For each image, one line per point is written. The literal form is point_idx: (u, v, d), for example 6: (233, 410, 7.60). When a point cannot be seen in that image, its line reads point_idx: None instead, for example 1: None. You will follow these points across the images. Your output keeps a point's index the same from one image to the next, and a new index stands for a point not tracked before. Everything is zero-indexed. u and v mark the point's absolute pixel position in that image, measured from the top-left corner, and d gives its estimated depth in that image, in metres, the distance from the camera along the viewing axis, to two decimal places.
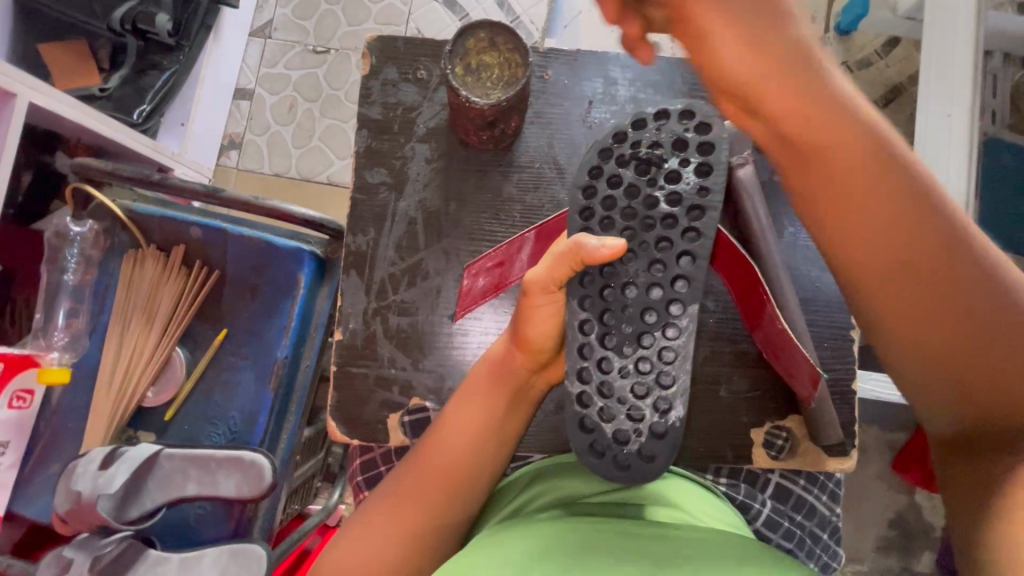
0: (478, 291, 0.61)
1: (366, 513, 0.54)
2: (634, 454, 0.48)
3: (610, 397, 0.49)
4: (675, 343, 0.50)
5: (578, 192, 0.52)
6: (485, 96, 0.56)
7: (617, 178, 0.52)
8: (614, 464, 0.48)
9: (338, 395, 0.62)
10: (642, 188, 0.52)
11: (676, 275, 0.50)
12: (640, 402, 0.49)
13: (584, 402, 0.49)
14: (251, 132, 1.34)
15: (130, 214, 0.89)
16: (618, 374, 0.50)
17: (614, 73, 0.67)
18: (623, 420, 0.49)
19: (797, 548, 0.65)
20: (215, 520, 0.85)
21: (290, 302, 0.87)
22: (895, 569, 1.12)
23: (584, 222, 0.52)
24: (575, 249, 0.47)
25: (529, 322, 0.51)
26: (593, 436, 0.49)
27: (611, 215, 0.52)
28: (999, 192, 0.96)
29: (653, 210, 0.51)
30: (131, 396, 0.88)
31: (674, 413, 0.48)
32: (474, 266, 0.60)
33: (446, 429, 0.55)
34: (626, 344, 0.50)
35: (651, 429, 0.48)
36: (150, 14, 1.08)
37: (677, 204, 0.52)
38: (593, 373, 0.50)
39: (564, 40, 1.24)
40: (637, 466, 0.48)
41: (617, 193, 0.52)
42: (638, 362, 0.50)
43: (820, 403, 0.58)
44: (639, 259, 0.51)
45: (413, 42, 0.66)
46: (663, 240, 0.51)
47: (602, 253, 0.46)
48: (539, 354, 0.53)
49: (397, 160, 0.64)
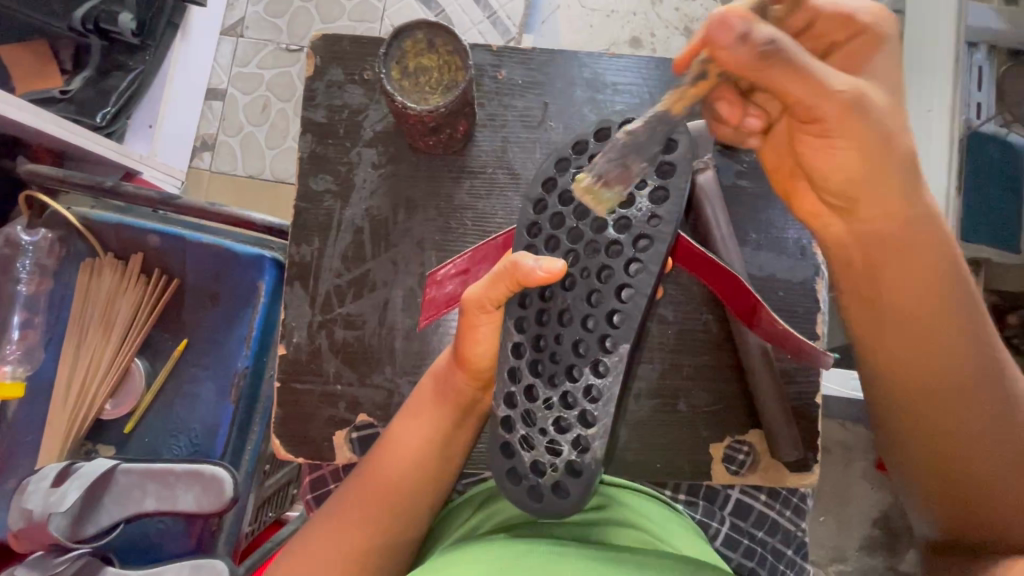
0: (443, 298, 0.58)
1: (311, 533, 0.53)
2: (549, 487, 0.45)
3: (532, 426, 0.47)
4: (603, 383, 0.46)
5: (529, 205, 0.50)
6: (421, 101, 0.55)
7: (569, 194, 0.49)
8: (529, 493, 0.46)
9: (282, 411, 0.63)
10: (591, 209, 0.48)
11: (614, 308, 0.46)
12: (561, 437, 0.46)
13: (507, 426, 0.47)
14: (223, 133, 1.30)
15: (86, 221, 0.86)
16: (544, 405, 0.47)
17: (573, 72, 0.65)
18: (543, 451, 0.46)
19: (758, 565, 0.65)
20: (177, 535, 0.83)
21: (251, 311, 0.83)
22: (880, 568, 1.11)
23: (531, 239, 0.49)
24: (513, 268, 0.45)
25: (468, 339, 0.51)
26: (512, 462, 0.47)
27: (557, 234, 0.49)
28: (985, 188, 0.93)
29: (600, 234, 0.47)
30: (88, 410, 0.85)
31: (592, 454, 0.45)
32: (439, 273, 0.57)
33: (393, 448, 0.54)
34: (555, 375, 0.47)
35: (568, 467, 0.46)
36: (112, 13, 1.02)
37: (625, 230, 0.47)
38: (520, 400, 0.47)
39: (542, 36, 1.21)
40: (551, 500, 0.45)
41: (568, 210, 0.49)
42: (564, 396, 0.47)
43: (776, 416, 0.60)
44: (579, 286, 0.47)
45: (358, 43, 0.66)
46: (606, 269, 0.47)
47: (537, 275, 0.44)
48: (479, 373, 0.53)
49: (342, 165, 0.65)
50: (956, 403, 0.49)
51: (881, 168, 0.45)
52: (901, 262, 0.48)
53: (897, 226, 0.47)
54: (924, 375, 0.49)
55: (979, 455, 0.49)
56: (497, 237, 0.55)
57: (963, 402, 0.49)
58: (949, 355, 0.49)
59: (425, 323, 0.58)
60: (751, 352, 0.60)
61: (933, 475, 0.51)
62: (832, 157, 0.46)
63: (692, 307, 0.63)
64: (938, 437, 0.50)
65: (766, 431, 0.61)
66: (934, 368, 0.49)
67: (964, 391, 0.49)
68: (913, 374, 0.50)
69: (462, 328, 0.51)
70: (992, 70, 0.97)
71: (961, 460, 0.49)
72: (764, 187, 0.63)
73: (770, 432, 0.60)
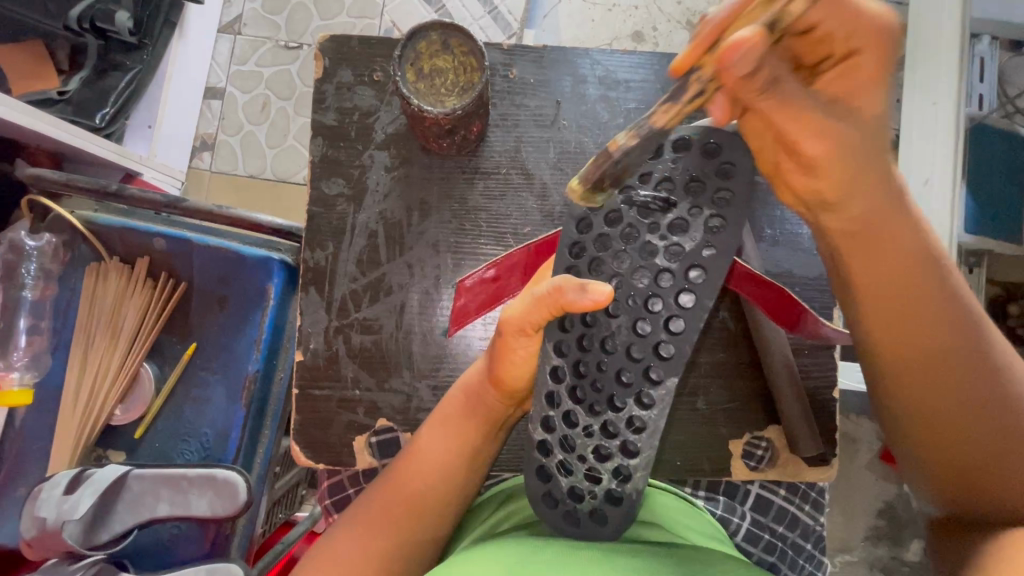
0: (474, 307, 0.59)
1: (334, 536, 0.53)
2: (587, 513, 0.48)
3: (571, 452, 0.51)
4: (647, 414, 0.50)
5: (573, 223, 0.52)
6: (438, 104, 0.55)
7: (617, 215, 0.52)
8: (565, 517, 0.48)
9: (300, 417, 0.63)
10: (642, 233, 0.51)
11: (662, 339, 0.51)
12: (601, 464, 0.50)
13: (544, 451, 0.50)
14: (223, 133, 1.27)
15: (90, 226, 0.85)
16: (583, 432, 0.51)
17: (585, 70, 0.64)
18: (580, 478, 0.50)
19: (779, 561, 0.66)
20: (191, 539, 0.82)
21: (261, 313, 0.82)
22: (885, 558, 1.11)
23: (573, 258, 0.51)
24: (558, 296, 0.46)
25: (504, 361, 0.51)
26: (549, 485, 0.49)
27: (601, 255, 0.51)
28: (988, 181, 0.93)
29: (649, 261, 0.52)
30: (98, 416, 0.84)
31: (633, 484, 0.49)
32: (469, 283, 0.58)
33: (420, 462, 0.54)
34: (597, 404, 0.51)
35: (606, 494, 0.49)
36: (109, 12, 1.01)
37: (677, 259, 0.51)
38: (558, 423, 0.51)
39: (544, 31, 1.19)
40: (587, 525, 0.48)
41: (614, 231, 0.52)
42: (605, 425, 0.51)
43: (808, 420, 0.60)
44: (625, 314, 0.52)
45: (367, 42, 0.65)
46: (653, 299, 0.51)
47: (582, 304, 0.44)
48: (514, 394, 0.54)
49: (354, 168, 0.64)
50: (953, 373, 0.44)
51: (852, 168, 0.41)
52: (862, 245, 0.45)
53: (870, 220, 0.44)
54: (905, 356, 0.45)
55: (995, 434, 0.43)
56: (528, 245, 0.57)
57: (963, 373, 0.44)
58: (936, 338, 0.44)
59: (454, 330, 0.61)
60: (771, 353, 0.60)
61: (935, 453, 0.46)
62: (801, 175, 0.44)
63: (713, 308, 0.62)
64: (930, 414, 0.45)
65: (782, 425, 0.61)
66: (929, 352, 0.44)
67: (955, 357, 0.44)
68: (893, 350, 0.46)
69: (499, 349, 0.51)
70: (996, 62, 0.97)
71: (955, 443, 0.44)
72: (779, 186, 0.64)
73: (790, 434, 0.60)
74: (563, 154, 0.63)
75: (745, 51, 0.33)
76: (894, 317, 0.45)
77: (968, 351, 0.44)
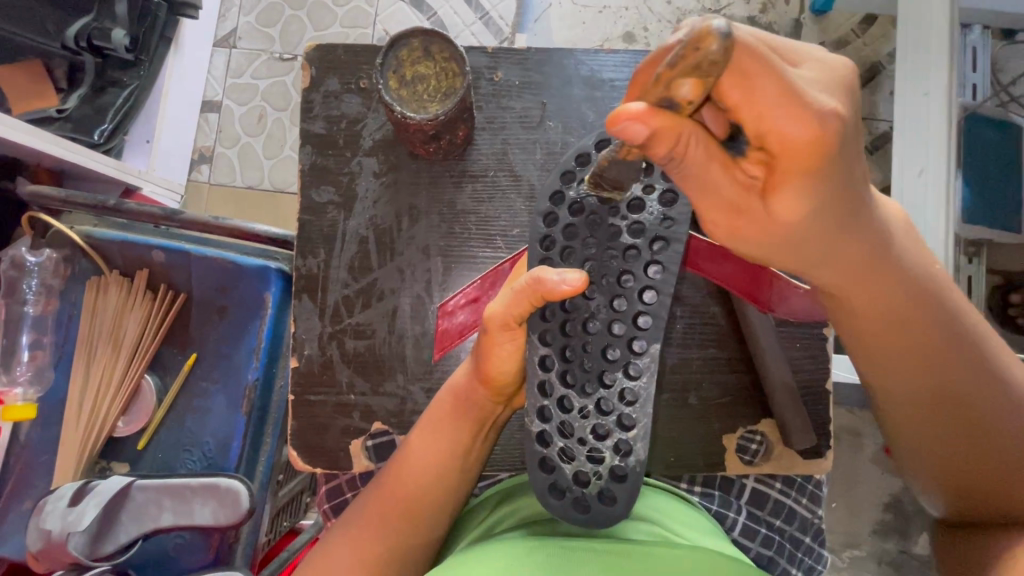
0: (456, 328, 0.62)
1: (330, 540, 0.54)
2: (595, 495, 0.48)
3: (569, 437, 0.50)
4: (637, 385, 0.51)
5: (540, 219, 0.53)
6: (422, 109, 0.56)
7: (580, 205, 0.53)
8: (573, 505, 0.48)
9: (298, 424, 0.64)
10: (605, 218, 0.52)
11: (639, 311, 0.52)
12: (601, 444, 0.50)
13: (543, 441, 0.50)
14: (221, 145, 1.29)
15: (89, 240, 0.86)
16: (578, 415, 0.51)
17: (570, 70, 0.65)
18: (584, 461, 0.49)
19: (777, 554, 0.66)
20: (195, 548, 0.83)
21: (258, 321, 0.83)
22: (893, 552, 1.11)
23: (545, 251, 0.52)
24: (536, 284, 0.47)
25: (491, 357, 0.52)
26: (554, 476, 0.49)
27: (571, 245, 0.52)
28: (987, 170, 0.93)
29: (617, 240, 0.52)
30: (101, 427, 0.85)
31: (635, 456, 0.49)
32: (450, 303, 0.62)
33: (410, 458, 0.55)
34: (587, 385, 0.51)
35: (611, 472, 0.49)
36: (106, 30, 1.01)
37: (640, 235, 0.52)
38: (554, 412, 0.51)
39: (535, 36, 1.20)
40: (598, 508, 0.48)
41: (579, 220, 0.53)
42: (599, 404, 0.51)
43: (795, 398, 0.60)
44: (601, 294, 0.52)
45: (353, 50, 0.66)
46: (626, 275, 0.52)
47: (562, 289, 0.46)
48: (501, 388, 0.54)
49: (344, 176, 0.65)
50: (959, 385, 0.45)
51: (801, 233, 0.37)
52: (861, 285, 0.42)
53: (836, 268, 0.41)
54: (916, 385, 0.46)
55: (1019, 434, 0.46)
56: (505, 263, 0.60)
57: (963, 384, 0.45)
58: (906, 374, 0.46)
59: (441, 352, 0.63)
60: (757, 338, 0.60)
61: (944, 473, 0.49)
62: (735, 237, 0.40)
63: (699, 300, 0.63)
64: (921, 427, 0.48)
65: (777, 420, 0.61)
66: (919, 365, 0.45)
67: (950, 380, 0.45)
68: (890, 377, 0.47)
69: (484, 346, 0.52)
70: (987, 51, 0.98)
71: (930, 444, 0.48)
72: None
73: (781, 418, 0.61)
74: (550, 155, 0.64)
75: (630, 127, 0.31)
76: (903, 346, 0.45)
77: (942, 377, 0.45)
